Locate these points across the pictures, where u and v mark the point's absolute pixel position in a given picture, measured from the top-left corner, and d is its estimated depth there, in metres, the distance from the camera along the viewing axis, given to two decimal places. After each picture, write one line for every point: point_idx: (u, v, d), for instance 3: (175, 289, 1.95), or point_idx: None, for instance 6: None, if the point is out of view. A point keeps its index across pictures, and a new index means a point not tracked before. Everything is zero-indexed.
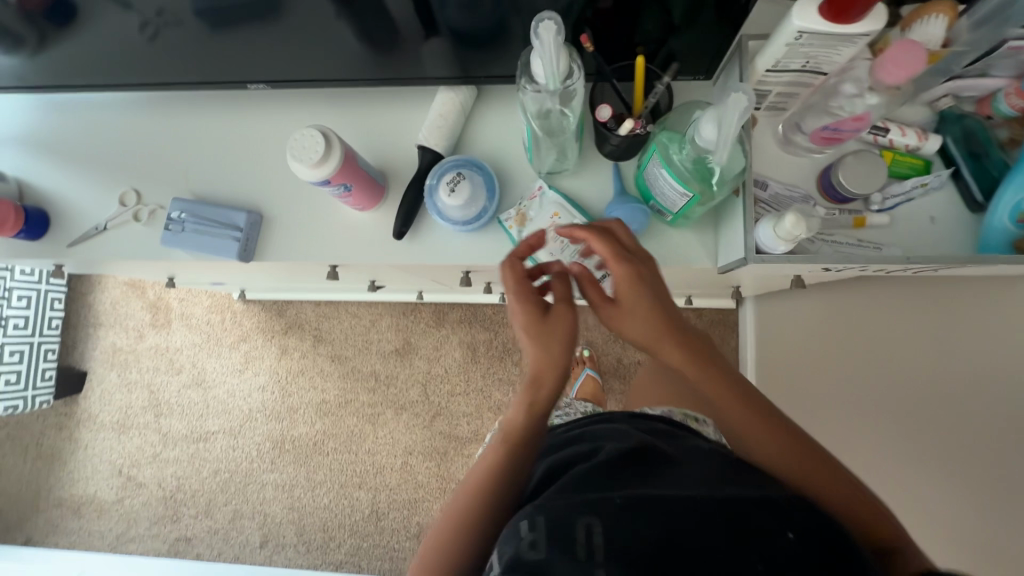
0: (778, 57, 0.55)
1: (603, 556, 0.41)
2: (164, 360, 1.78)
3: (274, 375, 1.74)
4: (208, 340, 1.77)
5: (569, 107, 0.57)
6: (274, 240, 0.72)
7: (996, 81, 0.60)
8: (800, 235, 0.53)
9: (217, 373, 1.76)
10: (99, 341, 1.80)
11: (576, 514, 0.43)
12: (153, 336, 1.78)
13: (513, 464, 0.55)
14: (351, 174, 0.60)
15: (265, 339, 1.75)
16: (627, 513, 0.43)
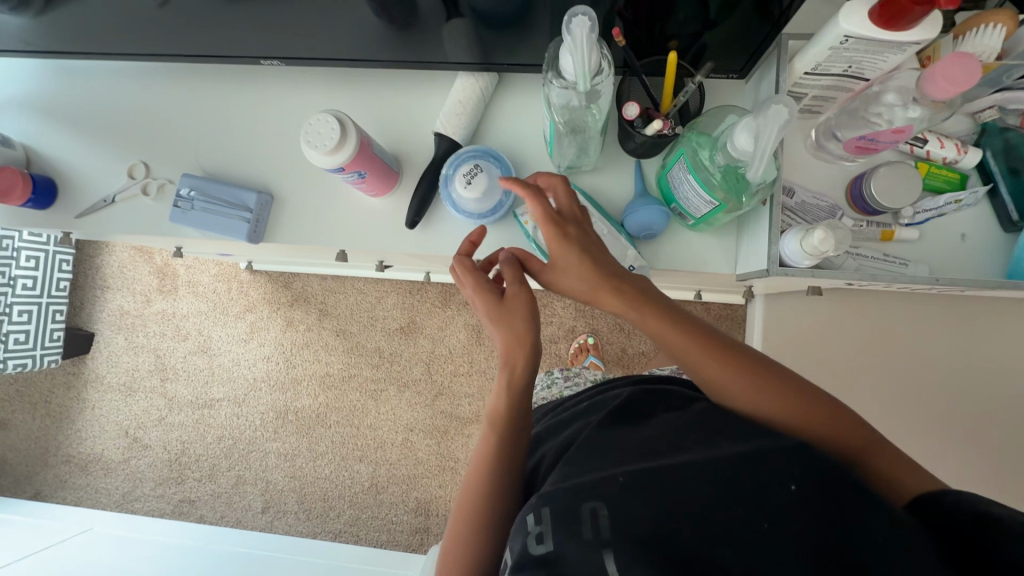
0: (819, 61, 0.53)
1: (609, 535, 0.41)
2: (171, 326, 1.79)
3: (279, 346, 1.75)
4: (215, 308, 1.78)
5: (595, 105, 0.55)
6: (285, 222, 0.71)
7: None
8: (827, 251, 0.52)
9: (223, 342, 1.77)
10: (107, 304, 1.82)
11: (581, 500, 0.43)
12: (160, 302, 1.80)
13: (500, 455, 0.57)
14: (365, 162, 0.59)
15: (271, 310, 1.76)
16: (627, 491, 0.42)
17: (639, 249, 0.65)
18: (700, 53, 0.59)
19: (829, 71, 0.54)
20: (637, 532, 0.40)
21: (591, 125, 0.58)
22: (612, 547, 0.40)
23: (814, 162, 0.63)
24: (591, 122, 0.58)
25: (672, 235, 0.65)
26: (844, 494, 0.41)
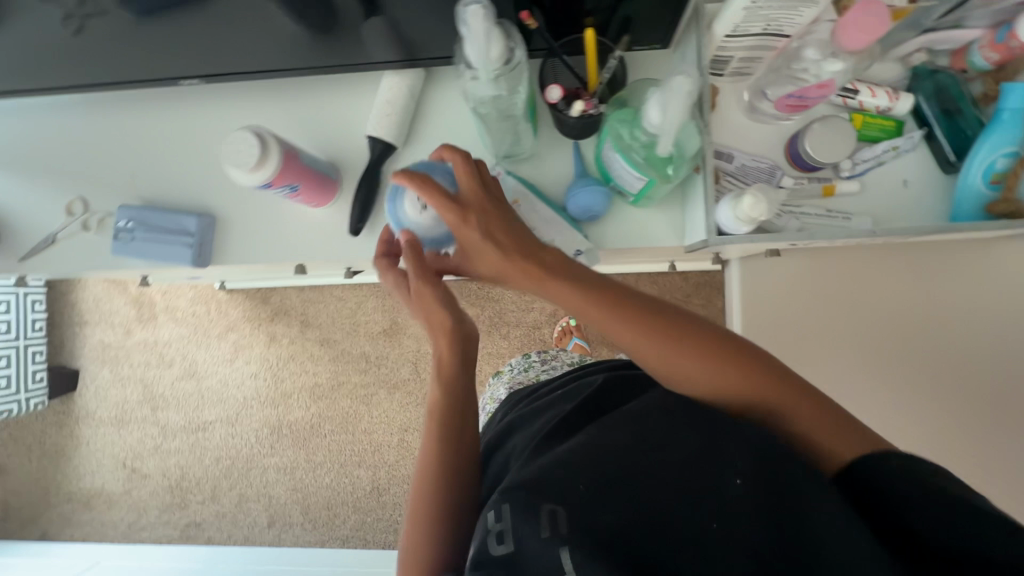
0: (735, 23, 0.52)
1: (569, 533, 0.39)
2: (154, 354, 1.79)
3: (265, 362, 1.75)
4: (196, 331, 1.77)
5: (517, 90, 0.54)
6: (231, 242, 0.70)
7: (970, 33, 0.56)
8: (760, 216, 0.53)
9: (208, 364, 1.77)
10: (88, 339, 1.80)
11: (542, 499, 0.41)
12: (141, 332, 1.79)
13: (448, 448, 0.57)
14: (295, 175, 0.58)
15: (253, 327, 1.75)
16: (590, 491, 0.41)
17: (585, 231, 0.65)
18: (629, 24, 0.57)
19: (749, 31, 0.53)
20: (597, 532, 0.39)
21: (517, 113, 0.57)
22: (570, 546, 0.38)
23: (752, 124, 0.63)
24: (517, 111, 0.56)
25: (617, 214, 0.64)
26: (794, 471, 0.40)
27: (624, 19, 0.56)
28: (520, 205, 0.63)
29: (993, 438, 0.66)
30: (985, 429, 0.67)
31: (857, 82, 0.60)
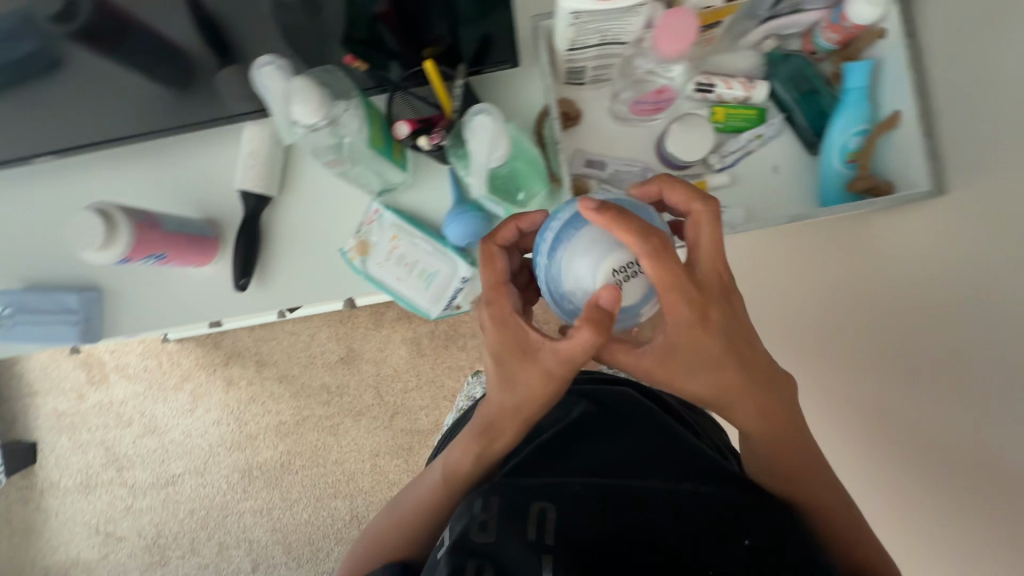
0: (570, 36, 0.51)
1: (553, 542, 0.39)
2: (112, 415, 1.75)
3: (226, 407, 1.72)
4: (151, 386, 1.74)
5: (355, 136, 0.54)
6: (120, 313, 0.68)
7: (811, 16, 0.56)
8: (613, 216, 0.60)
9: (168, 417, 1.73)
10: (41, 409, 1.76)
11: (531, 497, 0.41)
12: (94, 394, 1.74)
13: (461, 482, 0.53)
14: (158, 243, 0.58)
15: (209, 374, 1.72)
16: (579, 500, 0.41)
17: (471, 257, 0.63)
18: (489, 47, 0.57)
19: (587, 42, 0.53)
20: (582, 541, 0.39)
21: (367, 152, 0.55)
22: (553, 555, 0.38)
23: (620, 129, 0.62)
24: (365, 149, 0.55)
25: None
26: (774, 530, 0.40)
27: (483, 40, 0.56)
28: (399, 241, 0.63)
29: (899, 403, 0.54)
30: (899, 389, 0.54)
31: (712, 75, 0.60)
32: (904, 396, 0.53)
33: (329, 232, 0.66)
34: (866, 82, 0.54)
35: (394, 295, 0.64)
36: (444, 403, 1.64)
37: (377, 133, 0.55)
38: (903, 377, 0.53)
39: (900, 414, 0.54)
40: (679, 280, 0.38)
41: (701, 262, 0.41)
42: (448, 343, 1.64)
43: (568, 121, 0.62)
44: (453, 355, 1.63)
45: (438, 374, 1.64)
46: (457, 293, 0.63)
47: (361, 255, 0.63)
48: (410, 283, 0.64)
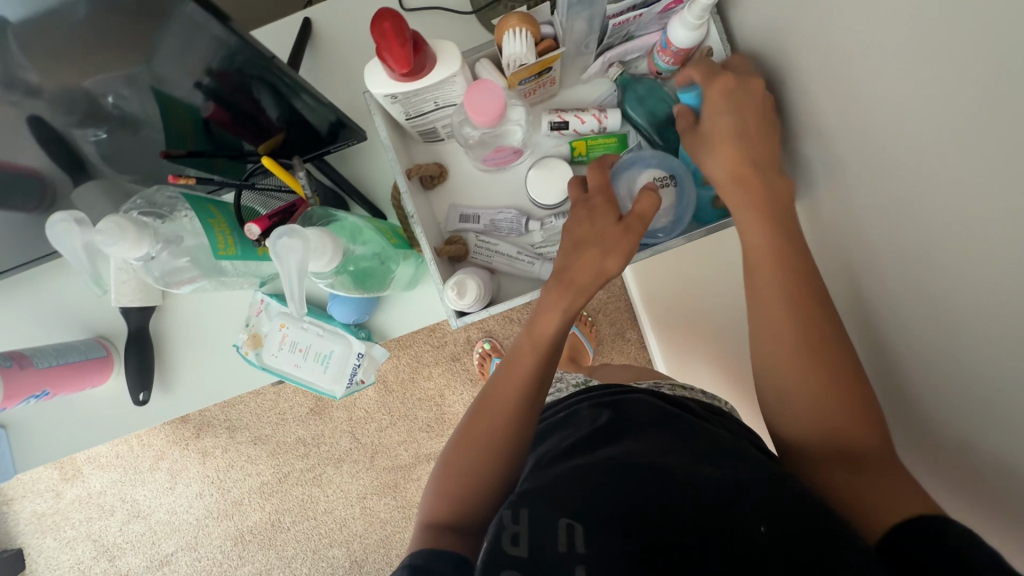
0: (398, 108, 0.50)
1: (587, 552, 0.34)
2: (93, 508, 1.55)
3: (205, 479, 1.52)
4: (126, 471, 1.55)
5: (192, 249, 0.49)
6: (26, 447, 0.66)
7: (646, 39, 0.55)
8: (477, 283, 0.53)
9: (150, 500, 1.55)
10: (19, 514, 1.56)
11: (553, 513, 0.36)
12: (71, 490, 1.55)
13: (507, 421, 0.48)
14: (31, 384, 0.58)
15: (182, 448, 1.53)
16: (610, 519, 0.35)
17: (365, 329, 0.62)
18: (343, 126, 0.55)
19: (424, 108, 0.51)
20: (615, 559, 0.33)
21: (215, 262, 0.49)
22: (587, 563, 0.33)
23: (490, 178, 0.62)
24: (212, 260, 0.49)
25: (391, 303, 0.62)
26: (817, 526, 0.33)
27: (336, 121, 0.54)
28: (289, 327, 0.62)
29: (898, 386, 0.40)
30: (908, 366, 0.38)
31: (564, 111, 0.58)
32: (905, 377, 0.39)
33: (223, 329, 0.65)
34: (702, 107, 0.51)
35: (296, 381, 0.64)
36: (421, 434, 1.43)
37: (221, 238, 0.48)
38: (903, 345, 0.38)
39: (917, 406, 0.38)
40: (733, 89, 0.47)
41: (722, 119, 0.47)
42: (413, 376, 1.41)
43: (437, 178, 0.61)
44: (420, 388, 1.41)
45: (409, 408, 1.42)
46: (357, 369, 0.63)
47: (254, 348, 0.62)
48: (308, 366, 0.63)
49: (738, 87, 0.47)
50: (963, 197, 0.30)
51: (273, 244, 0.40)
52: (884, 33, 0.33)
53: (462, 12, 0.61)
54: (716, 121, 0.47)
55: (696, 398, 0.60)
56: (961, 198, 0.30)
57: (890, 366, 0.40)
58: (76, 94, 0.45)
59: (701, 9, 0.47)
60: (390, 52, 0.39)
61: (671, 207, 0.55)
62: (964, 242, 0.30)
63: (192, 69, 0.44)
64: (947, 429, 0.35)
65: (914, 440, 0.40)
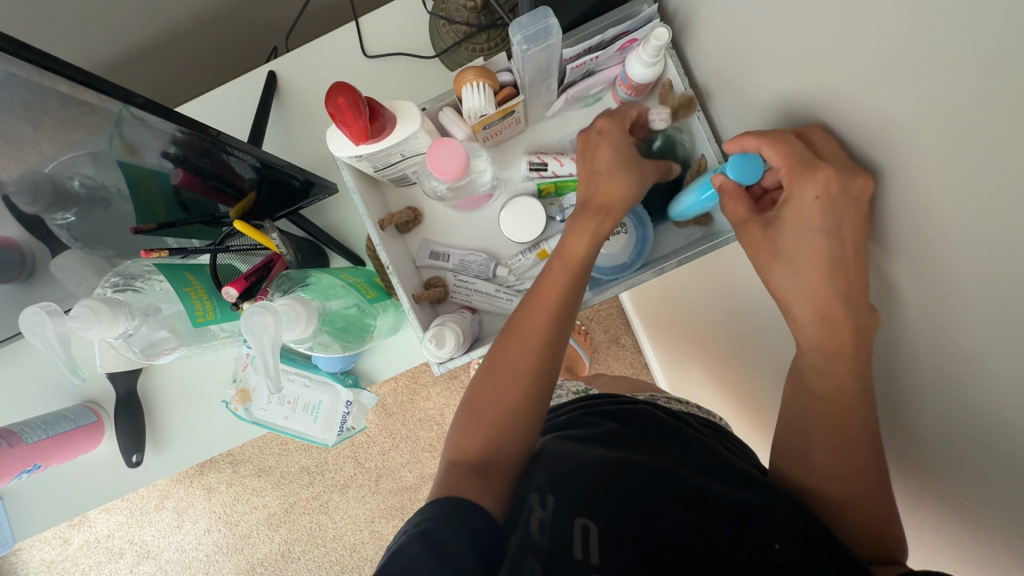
0: (368, 163, 0.50)
1: (602, 561, 0.35)
2: (103, 551, 1.44)
3: (212, 514, 1.42)
4: (132, 514, 1.44)
5: (169, 319, 0.49)
6: (25, 518, 0.66)
7: (607, 74, 0.55)
8: (456, 330, 0.53)
9: (159, 540, 1.44)
10: (28, 565, 1.45)
11: (573, 513, 0.38)
12: (79, 534, 1.44)
13: (535, 372, 0.47)
14: (22, 460, 0.58)
15: (187, 486, 1.42)
16: (623, 527, 0.37)
17: (352, 376, 0.63)
18: (314, 184, 0.57)
19: (392, 160, 0.51)
20: (626, 566, 0.35)
21: (196, 327, 0.49)
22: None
23: (466, 217, 0.62)
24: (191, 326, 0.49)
25: (374, 348, 0.62)
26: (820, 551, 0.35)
27: (306, 182, 0.55)
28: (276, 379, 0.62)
29: (887, 399, 0.40)
30: (899, 383, 0.38)
31: (543, 154, 0.59)
32: (895, 393, 0.39)
33: (212, 385, 0.65)
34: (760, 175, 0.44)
35: (287, 432, 0.64)
36: (424, 454, 1.34)
37: (200, 304, 0.48)
38: (891, 362, 0.38)
39: (907, 423, 0.38)
40: (834, 196, 0.36)
41: (814, 235, 0.38)
42: (414, 397, 1.33)
43: (411, 223, 0.61)
44: (422, 407, 1.33)
45: (410, 429, 1.34)
46: (347, 416, 0.63)
47: (243, 403, 0.62)
48: (298, 417, 0.63)
49: (841, 197, 0.36)
50: (928, 223, 0.31)
51: (245, 319, 0.43)
52: (841, 68, 0.35)
53: (424, 57, 0.61)
54: (802, 232, 0.40)
55: (692, 412, 0.59)
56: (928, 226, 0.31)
57: (883, 382, 0.40)
58: (44, 179, 0.46)
59: (656, 49, 0.47)
60: (347, 124, 0.41)
61: (628, 247, 0.59)
62: (938, 264, 0.31)
63: (159, 141, 0.44)
64: (929, 441, 0.36)
65: (909, 454, 0.39)
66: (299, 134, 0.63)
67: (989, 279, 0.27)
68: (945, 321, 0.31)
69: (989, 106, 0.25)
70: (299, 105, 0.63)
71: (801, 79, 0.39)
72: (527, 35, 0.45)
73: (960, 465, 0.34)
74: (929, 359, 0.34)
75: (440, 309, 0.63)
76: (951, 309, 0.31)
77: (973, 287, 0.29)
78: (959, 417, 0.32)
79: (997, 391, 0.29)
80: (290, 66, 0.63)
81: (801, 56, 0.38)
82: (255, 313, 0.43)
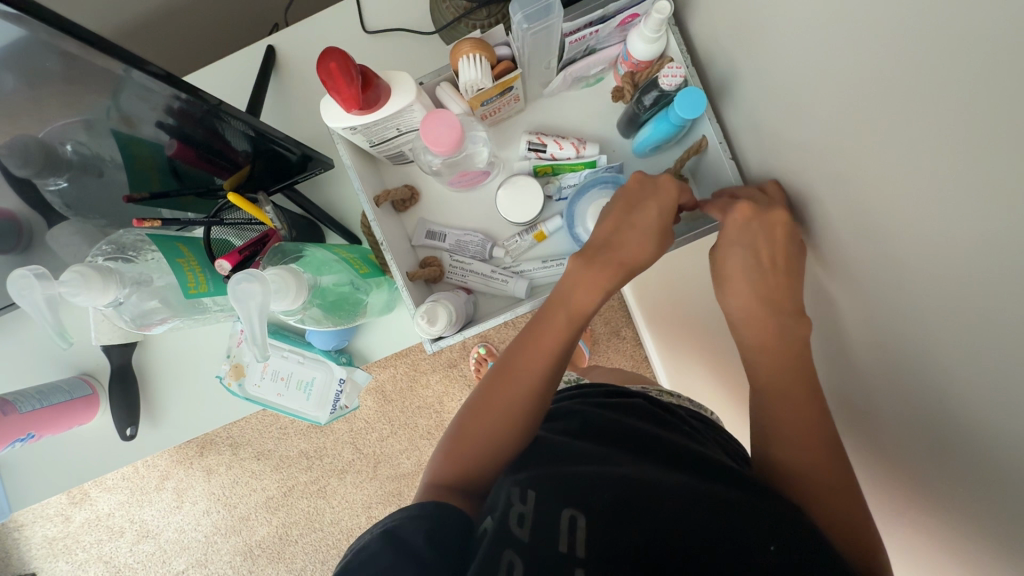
0: (363, 138, 0.50)
1: (586, 556, 0.34)
2: (103, 529, 1.45)
3: (212, 495, 1.42)
4: (133, 493, 1.45)
5: (158, 289, 0.49)
6: (21, 487, 0.66)
7: (607, 53, 0.54)
8: (443, 306, 0.53)
9: (158, 519, 1.45)
10: (31, 541, 1.47)
11: (558, 505, 0.37)
12: (80, 512, 1.45)
13: (518, 412, 0.47)
14: (17, 429, 0.58)
15: (187, 468, 1.43)
16: (614, 515, 0.36)
17: (346, 354, 0.63)
18: (310, 158, 0.56)
19: (388, 135, 0.51)
20: (613, 566, 0.33)
21: (187, 300, 0.49)
22: (587, 567, 0.33)
23: (463, 197, 0.62)
24: (184, 298, 0.49)
25: (368, 326, 0.62)
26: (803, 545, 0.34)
27: (303, 155, 0.55)
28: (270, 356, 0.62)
29: (861, 385, 0.40)
30: (871, 373, 0.38)
31: (544, 135, 0.58)
32: (867, 379, 0.39)
33: (207, 360, 0.65)
34: (704, 107, 0.47)
35: (281, 409, 0.64)
36: (422, 442, 1.34)
37: (192, 276, 0.48)
38: (864, 350, 0.38)
39: (879, 406, 0.38)
40: (749, 221, 0.44)
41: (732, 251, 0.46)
42: (413, 384, 1.33)
43: (408, 201, 0.61)
44: (420, 395, 1.33)
45: (409, 416, 1.34)
46: (340, 395, 0.64)
47: (237, 377, 0.62)
48: (292, 394, 0.63)
49: (756, 219, 0.44)
50: (896, 207, 0.30)
51: (232, 288, 0.43)
52: (829, 46, 0.34)
53: (424, 32, 0.60)
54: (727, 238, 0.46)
55: (683, 406, 0.59)
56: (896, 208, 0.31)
57: (857, 369, 0.40)
58: (36, 145, 0.45)
59: (658, 23, 0.46)
60: (339, 92, 0.41)
61: None
62: (900, 244, 0.31)
63: (151, 110, 0.44)
64: (901, 430, 0.36)
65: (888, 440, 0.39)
66: (297, 109, 0.63)
67: (953, 261, 0.27)
68: (911, 306, 0.31)
69: (964, 70, 0.24)
70: (298, 80, 0.63)
71: (791, 59, 0.39)
72: (527, 13, 0.44)
73: (931, 453, 0.33)
74: (901, 343, 0.33)
75: (436, 288, 0.63)
76: (916, 286, 0.30)
77: (939, 264, 0.28)
78: (928, 404, 0.32)
79: (964, 376, 0.28)
80: (290, 42, 0.62)
81: (792, 37, 0.38)
82: (240, 281, 0.43)
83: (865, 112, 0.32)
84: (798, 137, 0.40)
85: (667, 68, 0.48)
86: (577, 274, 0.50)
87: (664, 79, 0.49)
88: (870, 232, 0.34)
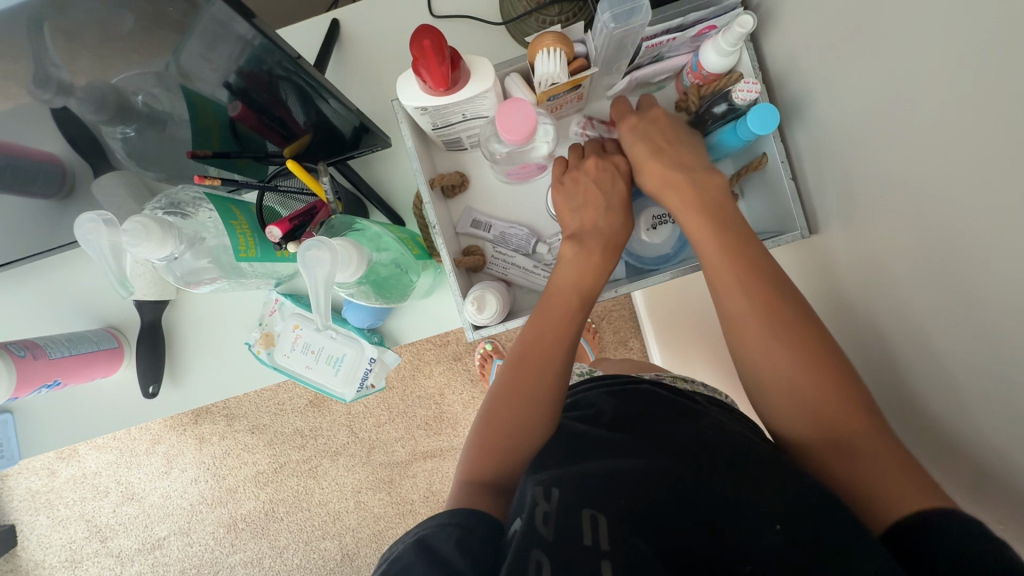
0: (430, 120, 0.50)
1: (610, 548, 0.33)
2: (88, 487, 1.44)
3: (201, 464, 1.41)
4: (121, 454, 1.43)
5: (212, 247, 0.49)
6: (33, 435, 0.65)
7: (677, 62, 0.54)
8: (489, 295, 0.53)
9: (144, 482, 1.43)
10: (13, 492, 1.45)
11: (579, 505, 0.36)
12: (66, 468, 1.44)
13: (537, 393, 0.47)
14: (44, 375, 0.58)
15: (180, 434, 1.42)
16: (635, 517, 0.35)
17: (378, 334, 0.62)
18: (368, 132, 0.56)
19: (453, 120, 0.51)
20: (640, 560, 0.33)
21: (236, 262, 0.49)
22: (613, 561, 0.32)
23: (513, 189, 0.62)
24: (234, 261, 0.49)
25: (404, 308, 0.62)
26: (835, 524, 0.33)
27: (361, 128, 0.55)
28: (302, 328, 0.62)
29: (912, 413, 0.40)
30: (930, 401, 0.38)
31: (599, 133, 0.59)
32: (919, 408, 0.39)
33: (236, 325, 0.65)
34: (774, 125, 0.48)
35: (306, 382, 0.64)
36: (418, 432, 1.34)
37: (243, 239, 0.48)
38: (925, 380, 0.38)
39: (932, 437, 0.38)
40: (638, 126, 0.52)
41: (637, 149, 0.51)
42: (416, 373, 1.33)
43: (458, 188, 0.61)
44: (421, 385, 1.33)
45: (409, 405, 1.33)
46: (368, 373, 0.63)
47: (266, 347, 0.62)
48: (319, 368, 0.63)
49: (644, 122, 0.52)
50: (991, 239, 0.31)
51: (302, 256, 0.43)
52: (921, 75, 0.35)
53: (491, 23, 0.61)
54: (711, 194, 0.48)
55: (697, 391, 0.57)
56: (988, 237, 0.31)
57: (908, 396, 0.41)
58: (109, 91, 0.45)
59: (737, 37, 0.46)
60: (428, 70, 0.41)
61: (673, 238, 0.58)
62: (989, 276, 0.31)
63: (226, 69, 0.43)
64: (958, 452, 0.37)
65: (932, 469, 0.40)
66: (355, 86, 0.63)
67: None
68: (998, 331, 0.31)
69: None
70: (359, 57, 0.63)
71: (872, 86, 0.39)
72: (615, 12, 0.44)
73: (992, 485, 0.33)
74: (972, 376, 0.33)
75: (475, 278, 0.63)
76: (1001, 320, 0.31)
77: None
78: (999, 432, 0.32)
79: None
80: (354, 18, 0.62)
81: (881, 66, 0.38)
82: (309, 250, 0.43)
83: (963, 144, 0.32)
84: (869, 163, 0.41)
85: (743, 83, 0.48)
86: (576, 259, 0.51)
87: (738, 94, 0.49)
88: (953, 259, 0.34)
